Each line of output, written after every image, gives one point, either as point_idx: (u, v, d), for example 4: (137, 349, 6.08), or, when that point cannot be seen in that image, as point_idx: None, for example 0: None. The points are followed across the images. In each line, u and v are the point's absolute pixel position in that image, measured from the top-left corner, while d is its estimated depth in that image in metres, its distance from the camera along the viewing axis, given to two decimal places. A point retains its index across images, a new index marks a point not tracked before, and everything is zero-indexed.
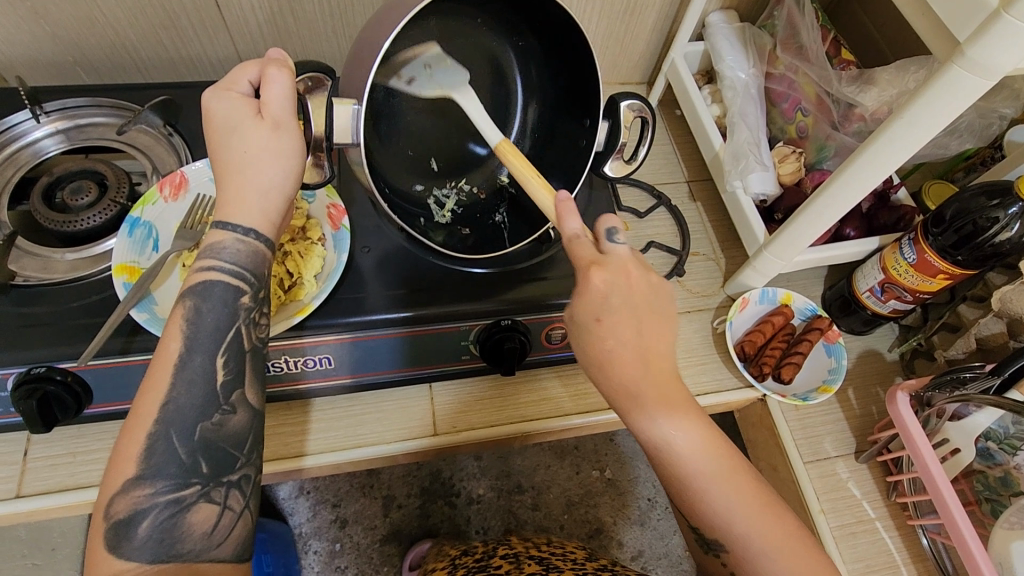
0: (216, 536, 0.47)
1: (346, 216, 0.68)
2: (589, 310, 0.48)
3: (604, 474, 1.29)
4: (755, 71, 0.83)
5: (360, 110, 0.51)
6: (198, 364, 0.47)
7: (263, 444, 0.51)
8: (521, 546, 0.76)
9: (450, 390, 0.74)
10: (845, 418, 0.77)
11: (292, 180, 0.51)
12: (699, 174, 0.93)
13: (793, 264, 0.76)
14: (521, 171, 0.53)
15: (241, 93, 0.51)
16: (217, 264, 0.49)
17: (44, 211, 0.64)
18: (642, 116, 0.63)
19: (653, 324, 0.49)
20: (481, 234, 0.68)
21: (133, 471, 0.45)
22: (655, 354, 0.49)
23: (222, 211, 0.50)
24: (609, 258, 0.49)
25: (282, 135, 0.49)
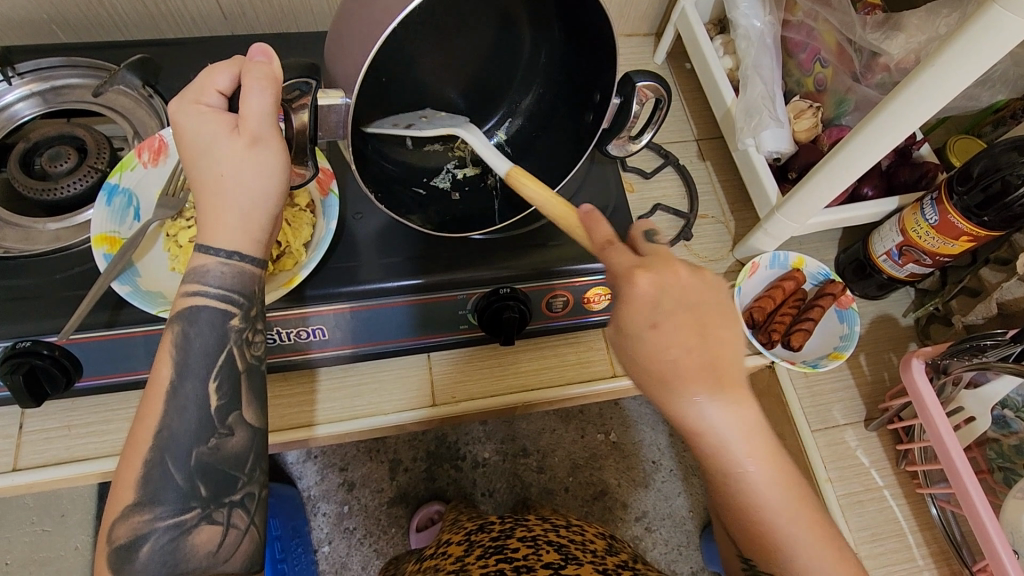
0: (222, 553, 0.47)
1: (335, 181, 0.65)
2: (643, 316, 0.45)
3: (609, 437, 1.29)
4: (771, 19, 0.77)
5: (350, 103, 0.46)
6: (189, 390, 0.45)
7: (268, 459, 0.50)
8: (538, 526, 0.74)
9: (450, 359, 0.72)
10: (856, 384, 0.75)
11: (273, 199, 0.47)
12: (709, 131, 0.88)
13: (805, 227, 0.72)
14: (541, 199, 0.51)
15: (211, 106, 0.46)
16: (202, 288, 0.47)
17: (23, 179, 0.61)
18: (659, 99, 0.61)
19: (719, 329, 0.45)
20: (471, 202, 0.64)
21: (132, 497, 0.44)
22: (726, 364, 0.45)
23: (201, 232, 0.47)
24: (650, 258, 0.46)
25: (259, 153, 0.45)
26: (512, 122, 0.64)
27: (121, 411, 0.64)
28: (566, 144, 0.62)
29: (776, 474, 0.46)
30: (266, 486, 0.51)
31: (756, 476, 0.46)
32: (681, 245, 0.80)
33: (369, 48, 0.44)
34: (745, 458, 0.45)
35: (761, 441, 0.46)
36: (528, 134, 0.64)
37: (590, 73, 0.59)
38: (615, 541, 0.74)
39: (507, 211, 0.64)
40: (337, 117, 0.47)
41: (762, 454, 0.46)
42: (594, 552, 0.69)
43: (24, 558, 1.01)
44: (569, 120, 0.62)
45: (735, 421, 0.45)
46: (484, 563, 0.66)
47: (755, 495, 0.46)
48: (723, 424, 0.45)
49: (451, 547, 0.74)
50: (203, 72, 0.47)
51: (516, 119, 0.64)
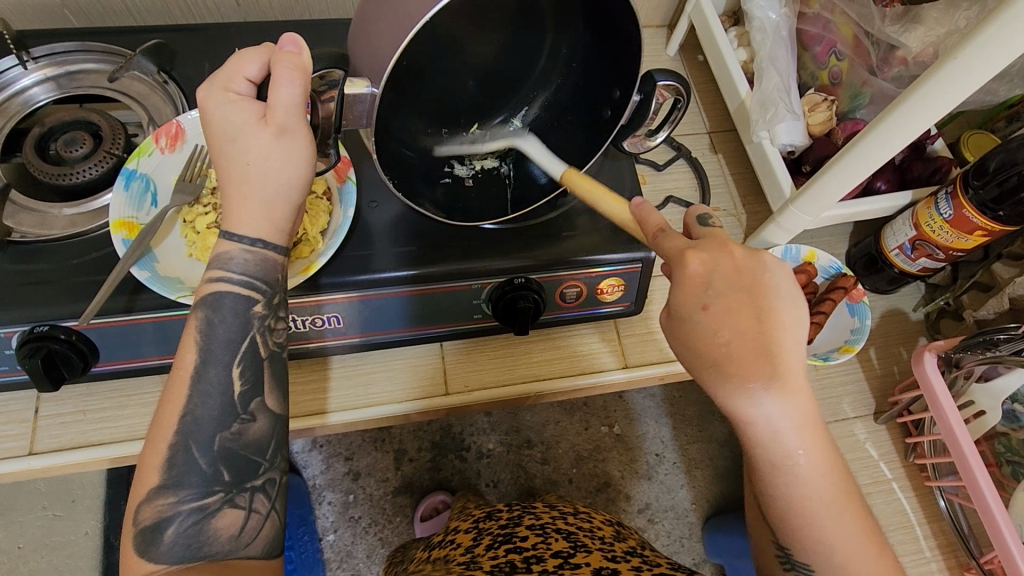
0: (244, 538, 0.47)
1: (352, 169, 0.64)
2: (695, 296, 0.44)
3: (613, 429, 1.29)
4: (787, 11, 0.77)
5: (377, 93, 0.46)
6: (213, 375, 0.46)
7: (289, 446, 0.51)
8: (547, 515, 0.74)
9: (462, 348, 0.73)
10: (865, 378, 0.75)
11: (298, 189, 0.47)
12: (722, 124, 0.88)
13: (818, 220, 0.72)
14: (591, 193, 0.53)
15: (239, 93, 0.46)
16: (225, 276, 0.47)
17: (39, 163, 0.61)
18: (677, 95, 0.61)
19: (775, 313, 0.44)
20: (485, 190, 0.64)
21: (156, 480, 0.45)
22: (782, 351, 0.43)
23: (227, 220, 0.47)
24: (706, 240, 0.46)
25: (286, 143, 0.45)
26: (529, 113, 0.64)
27: (135, 396, 0.65)
28: (579, 140, 0.64)
29: (823, 466, 0.45)
30: (286, 473, 0.51)
31: (805, 465, 0.45)
32: None
33: (395, 36, 0.44)
34: (794, 447, 0.44)
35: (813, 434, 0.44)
36: (542, 126, 0.64)
37: (612, 68, 0.58)
38: (623, 530, 0.75)
39: (518, 202, 0.65)
40: (363, 106, 0.47)
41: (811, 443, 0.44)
42: (603, 540, 0.69)
43: (35, 542, 1.01)
44: (587, 111, 0.62)
45: (791, 410, 0.43)
46: (493, 552, 0.66)
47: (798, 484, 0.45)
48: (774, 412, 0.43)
49: (460, 536, 0.75)
50: (233, 57, 0.46)
51: (531, 109, 0.64)
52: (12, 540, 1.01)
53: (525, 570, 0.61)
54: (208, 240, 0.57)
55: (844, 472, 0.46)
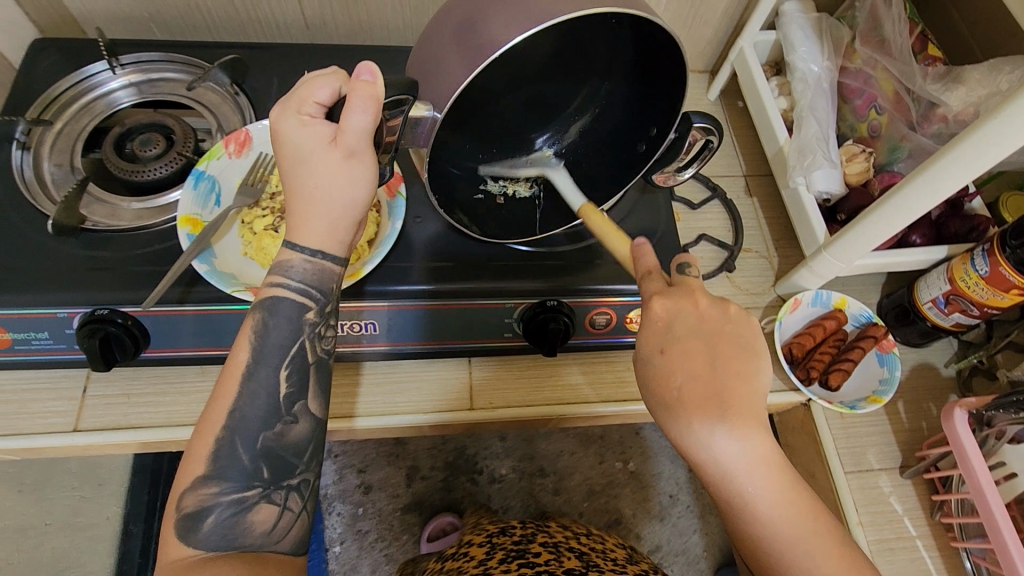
0: (276, 533, 0.49)
1: (402, 184, 0.68)
2: (653, 341, 0.47)
3: (628, 465, 1.29)
4: (829, 65, 0.80)
5: (438, 117, 0.49)
6: (263, 375, 0.49)
7: (324, 452, 0.53)
8: (560, 535, 0.75)
9: (490, 367, 0.74)
10: (893, 431, 0.75)
11: (360, 207, 0.50)
12: (758, 169, 0.90)
13: (852, 268, 0.73)
14: (602, 233, 0.56)
15: (311, 116, 0.48)
16: (285, 282, 0.50)
17: (116, 160, 0.66)
18: (707, 133, 0.63)
19: (730, 360, 0.46)
20: (515, 210, 0.67)
21: (202, 471, 0.47)
22: (732, 395, 0.46)
23: (292, 232, 0.50)
24: (675, 288, 0.48)
25: (355, 166, 0.48)
26: (565, 141, 0.65)
27: (177, 384, 0.68)
28: (614, 171, 0.66)
29: (789, 507, 0.46)
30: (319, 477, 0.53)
31: (767, 509, 0.46)
32: (722, 277, 0.81)
33: (464, 63, 0.48)
34: (755, 488, 0.46)
35: (774, 478, 0.46)
36: (576, 152, 0.66)
37: (657, 103, 0.60)
38: (636, 552, 0.74)
39: (546, 224, 0.67)
40: (424, 127, 0.50)
41: (773, 488, 0.46)
42: (615, 561, 0.69)
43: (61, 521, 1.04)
44: (624, 139, 0.64)
45: (745, 454, 0.46)
46: (506, 564, 0.67)
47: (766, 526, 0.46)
48: (731, 455, 0.46)
49: (472, 550, 0.75)
50: (305, 79, 0.47)
51: (567, 137, 0.65)
52: (42, 516, 1.02)
53: None
54: (263, 241, 0.61)
55: (815, 508, 0.47)
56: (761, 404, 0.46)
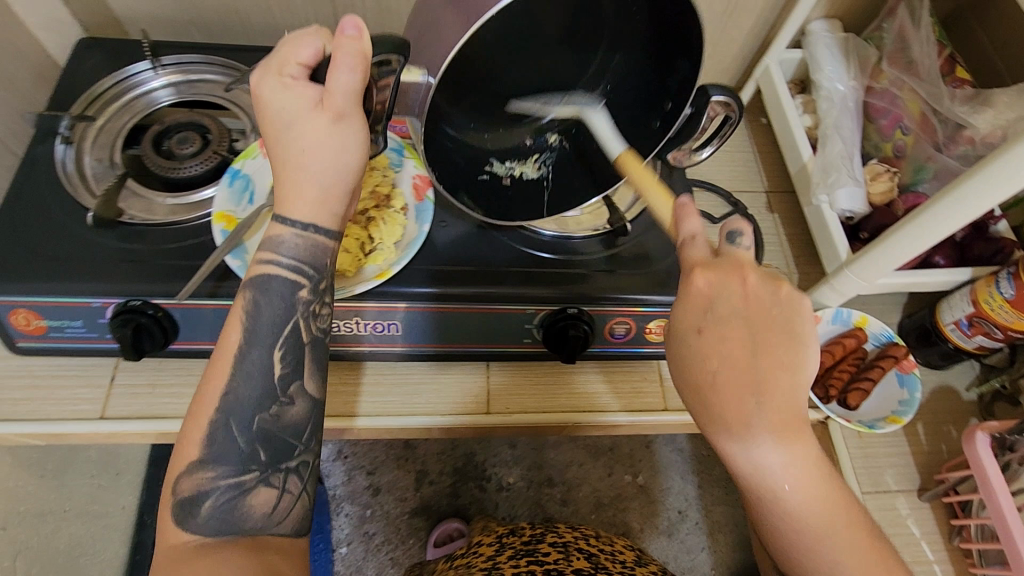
0: (276, 515, 0.50)
1: (430, 188, 0.69)
2: (692, 318, 0.46)
3: (637, 479, 1.29)
4: (855, 85, 0.82)
5: (431, 82, 0.50)
6: (256, 356, 0.50)
7: (323, 432, 0.54)
8: (570, 534, 0.75)
9: (507, 372, 0.75)
10: (911, 452, 0.74)
11: (351, 174, 0.51)
12: (780, 186, 0.90)
13: (875, 286, 0.73)
14: (642, 180, 0.56)
15: (292, 77, 0.49)
16: (276, 258, 0.51)
17: (153, 157, 0.69)
18: (728, 110, 0.64)
19: (773, 346, 0.45)
20: (523, 191, 0.68)
21: (196, 455, 0.48)
22: (774, 383, 0.44)
23: (282, 204, 0.51)
24: (721, 261, 0.47)
25: (342, 129, 0.49)
26: (575, 122, 0.68)
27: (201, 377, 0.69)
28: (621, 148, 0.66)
29: (820, 501, 0.46)
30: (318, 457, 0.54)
31: (797, 501, 0.45)
32: None
33: (460, 29, 0.47)
34: (786, 481, 0.45)
35: (810, 471, 0.45)
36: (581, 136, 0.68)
37: (664, 81, 0.62)
38: (645, 555, 0.74)
39: (554, 206, 0.68)
40: (417, 94, 0.51)
41: (806, 481, 0.45)
42: (624, 564, 0.69)
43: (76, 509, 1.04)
44: (637, 122, 0.65)
45: (784, 444, 0.44)
46: (515, 562, 0.67)
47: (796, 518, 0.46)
48: (768, 446, 0.44)
49: (482, 548, 0.75)
50: (288, 42, 0.49)
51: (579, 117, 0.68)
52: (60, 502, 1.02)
53: None
54: None
55: (846, 502, 0.47)
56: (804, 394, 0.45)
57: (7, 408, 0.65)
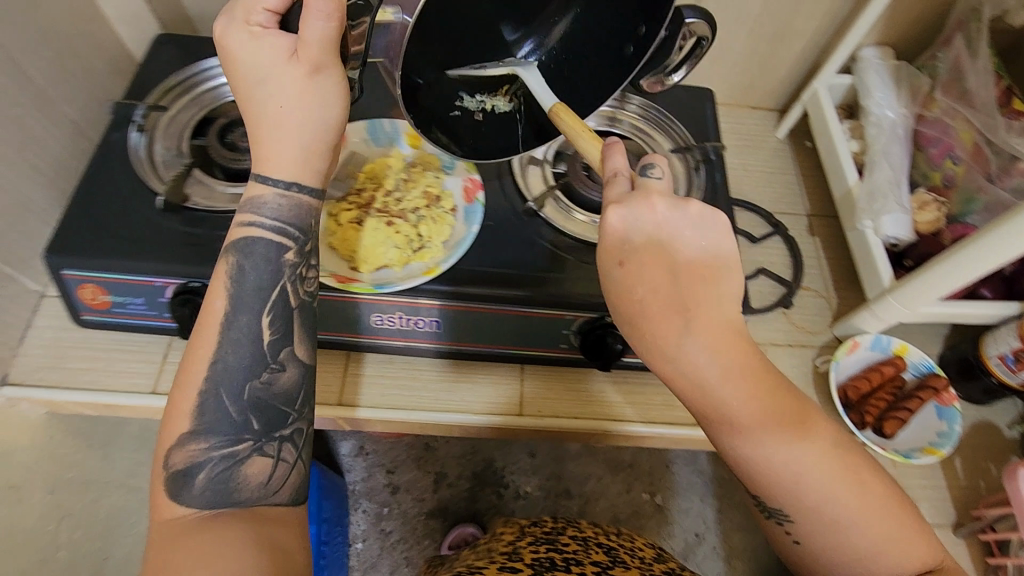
0: (272, 484, 0.52)
1: (480, 192, 0.71)
2: (612, 253, 0.46)
3: (654, 498, 1.28)
4: (905, 112, 0.82)
5: (405, 20, 0.51)
6: (244, 323, 0.51)
7: (313, 398, 0.56)
8: (590, 530, 0.75)
9: (540, 377, 0.76)
10: (948, 486, 0.73)
11: (332, 130, 0.52)
12: (822, 210, 0.90)
13: (918, 316, 0.72)
14: (572, 127, 0.53)
15: (260, 24, 0.49)
16: (258, 220, 0.52)
17: (219, 149, 0.73)
18: (700, 37, 0.67)
19: (692, 266, 0.46)
20: (492, 129, 0.65)
21: (188, 426, 0.49)
22: (696, 303, 0.46)
23: (260, 164, 0.52)
24: (634, 192, 0.46)
25: (320, 81, 0.49)
26: (545, 44, 0.64)
27: None
28: (597, 79, 0.64)
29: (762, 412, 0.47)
30: (310, 425, 0.57)
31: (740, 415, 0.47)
32: (779, 312, 0.81)
33: None
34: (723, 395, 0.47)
35: (743, 382, 0.47)
36: (552, 65, 0.65)
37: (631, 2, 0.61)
38: (665, 552, 0.73)
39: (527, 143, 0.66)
40: (396, 33, 0.52)
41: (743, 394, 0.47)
42: (641, 558, 0.69)
43: None
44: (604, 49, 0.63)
45: (717, 361, 0.46)
46: (535, 547, 0.68)
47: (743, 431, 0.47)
48: (702, 363, 0.46)
49: (504, 534, 0.77)
50: None
51: (549, 39, 0.64)
52: None
53: (564, 571, 0.62)
54: (347, 233, 0.66)
55: (791, 404, 0.48)
56: (727, 306, 0.47)
57: (70, 377, 0.69)
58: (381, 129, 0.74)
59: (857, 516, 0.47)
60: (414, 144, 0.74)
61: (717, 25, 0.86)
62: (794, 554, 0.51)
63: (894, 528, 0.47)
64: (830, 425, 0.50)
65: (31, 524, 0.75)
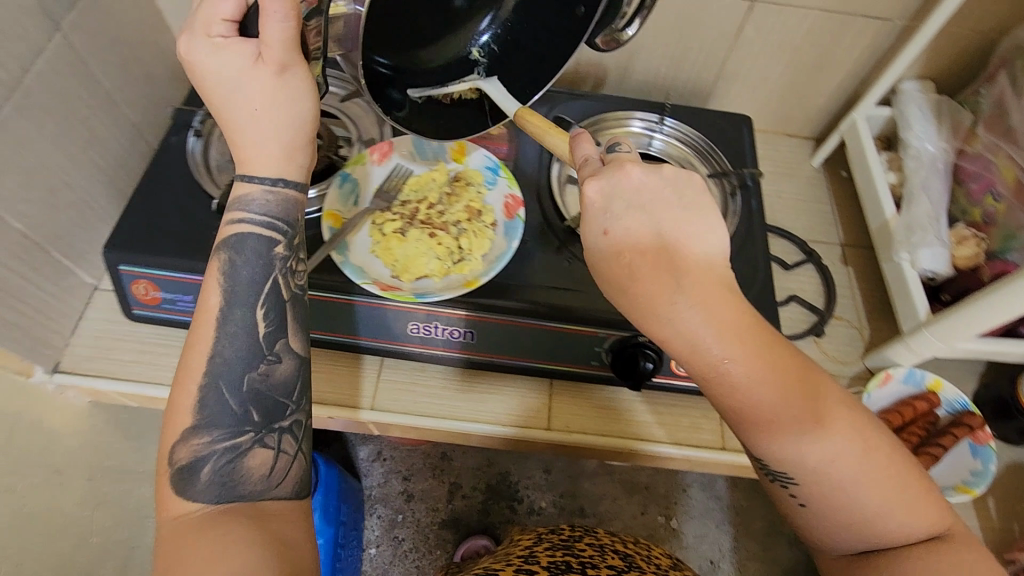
0: (274, 477, 0.51)
1: (522, 208, 0.72)
2: (594, 225, 0.45)
3: (670, 522, 1.27)
4: (944, 147, 0.82)
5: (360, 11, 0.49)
6: (239, 316, 0.51)
7: (311, 390, 0.56)
8: (605, 536, 0.75)
9: (570, 392, 0.77)
10: (980, 527, 0.72)
11: (309, 124, 0.51)
12: (856, 240, 0.90)
13: (954, 351, 0.71)
14: (542, 129, 0.55)
15: (223, 36, 0.46)
16: (246, 215, 0.52)
17: None
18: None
19: (676, 224, 0.44)
20: (463, 113, 0.65)
21: (190, 422, 0.49)
22: (683, 260, 0.43)
23: (243, 164, 0.51)
24: (607, 165, 0.46)
25: (289, 81, 0.48)
26: (500, 16, 0.64)
27: None
28: (560, 35, 0.63)
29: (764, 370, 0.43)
30: (309, 418, 0.57)
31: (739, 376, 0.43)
32: (809, 340, 0.81)
33: None
34: (721, 356, 0.43)
35: (742, 341, 0.43)
36: (509, 38, 0.65)
37: None
38: (681, 562, 0.73)
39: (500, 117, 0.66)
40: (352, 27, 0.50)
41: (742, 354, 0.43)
42: (658, 565, 0.69)
43: None
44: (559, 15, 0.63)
45: (713, 319, 0.43)
46: (552, 551, 0.69)
47: (745, 393, 0.43)
48: (697, 323, 0.43)
49: (522, 539, 0.77)
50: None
51: (503, 10, 0.64)
52: None
53: None
54: (391, 242, 0.68)
55: (792, 363, 0.44)
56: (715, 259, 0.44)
57: (118, 369, 0.72)
58: (426, 144, 0.77)
59: (867, 475, 0.44)
60: (458, 160, 0.76)
61: (758, 53, 0.87)
62: (809, 524, 0.48)
63: (903, 486, 0.45)
64: (828, 381, 0.46)
65: (69, 509, 0.78)
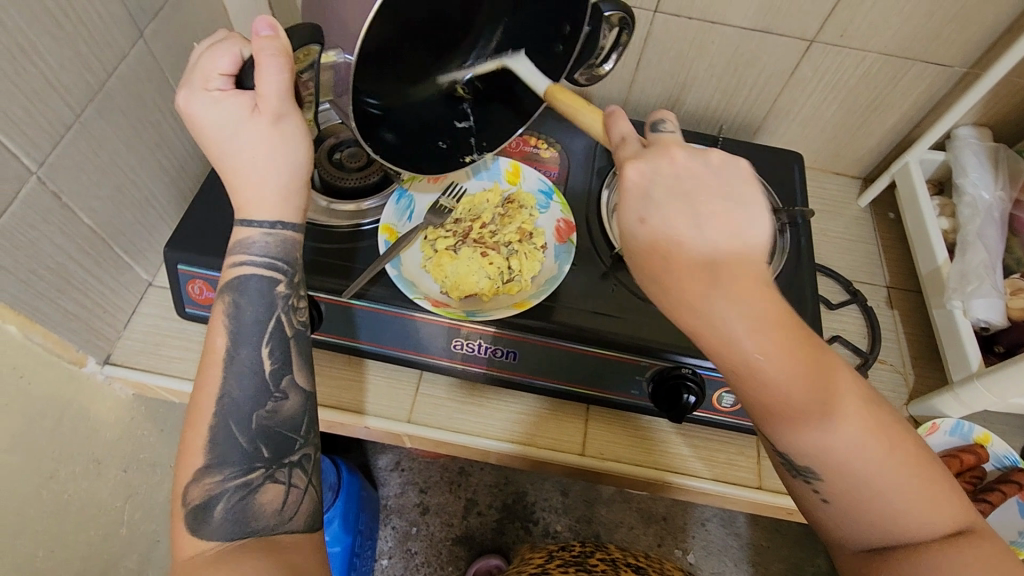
0: (286, 511, 0.52)
1: (572, 233, 0.74)
2: (631, 210, 0.45)
3: (687, 556, 1.24)
4: (1001, 195, 0.81)
5: (349, 60, 0.52)
6: (245, 355, 0.52)
7: (319, 422, 0.56)
8: (617, 552, 0.74)
9: (606, 418, 0.76)
10: None
11: (305, 169, 0.52)
12: (903, 282, 0.89)
13: (1007, 404, 0.69)
14: (574, 106, 0.54)
15: (219, 89, 0.48)
16: (247, 258, 0.52)
17: (326, 165, 0.77)
18: (622, 24, 0.67)
19: (720, 214, 0.44)
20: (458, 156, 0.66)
21: (202, 461, 0.50)
22: (722, 252, 0.44)
23: (241, 208, 0.51)
24: (650, 148, 0.46)
25: (284, 127, 0.49)
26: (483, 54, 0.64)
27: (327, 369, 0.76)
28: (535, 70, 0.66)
29: (795, 364, 0.44)
30: (319, 449, 0.57)
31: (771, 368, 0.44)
32: None
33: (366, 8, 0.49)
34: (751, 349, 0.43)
35: (774, 335, 0.44)
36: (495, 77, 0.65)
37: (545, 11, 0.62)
38: None
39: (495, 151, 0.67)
40: (342, 74, 0.53)
41: (774, 348, 0.43)
42: None
43: None
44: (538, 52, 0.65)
45: (747, 312, 0.43)
46: (565, 567, 0.68)
47: (774, 387, 0.44)
48: (732, 317, 0.43)
49: (534, 557, 0.76)
50: (204, 57, 0.48)
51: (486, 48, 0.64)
52: None
53: None
54: (442, 259, 0.69)
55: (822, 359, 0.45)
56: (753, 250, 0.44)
57: (165, 364, 0.74)
58: (483, 166, 0.79)
59: (890, 467, 0.44)
60: (512, 181, 0.78)
61: (812, 91, 0.87)
62: (826, 518, 0.48)
63: (925, 481, 0.45)
64: (853, 376, 0.46)
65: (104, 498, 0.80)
